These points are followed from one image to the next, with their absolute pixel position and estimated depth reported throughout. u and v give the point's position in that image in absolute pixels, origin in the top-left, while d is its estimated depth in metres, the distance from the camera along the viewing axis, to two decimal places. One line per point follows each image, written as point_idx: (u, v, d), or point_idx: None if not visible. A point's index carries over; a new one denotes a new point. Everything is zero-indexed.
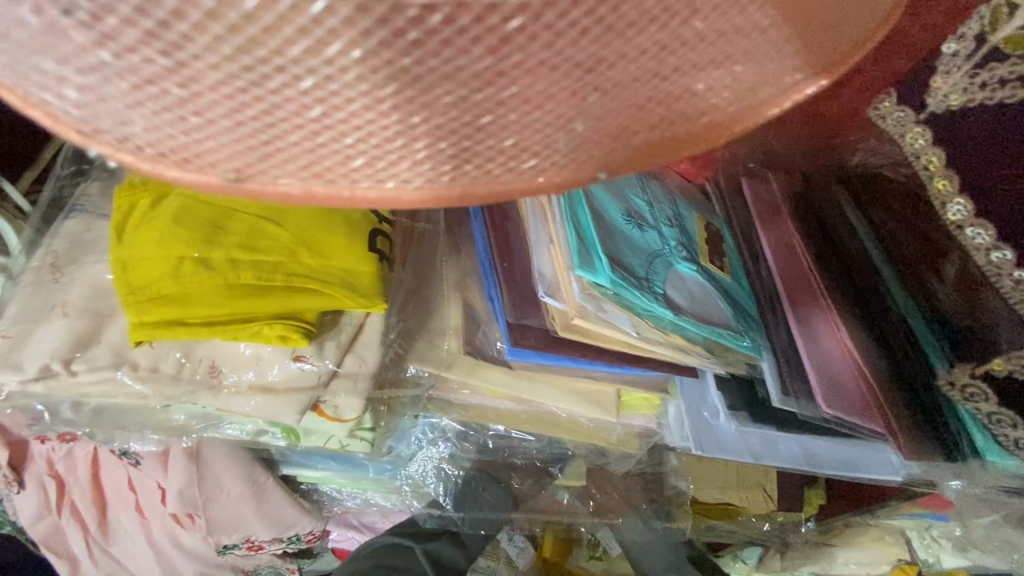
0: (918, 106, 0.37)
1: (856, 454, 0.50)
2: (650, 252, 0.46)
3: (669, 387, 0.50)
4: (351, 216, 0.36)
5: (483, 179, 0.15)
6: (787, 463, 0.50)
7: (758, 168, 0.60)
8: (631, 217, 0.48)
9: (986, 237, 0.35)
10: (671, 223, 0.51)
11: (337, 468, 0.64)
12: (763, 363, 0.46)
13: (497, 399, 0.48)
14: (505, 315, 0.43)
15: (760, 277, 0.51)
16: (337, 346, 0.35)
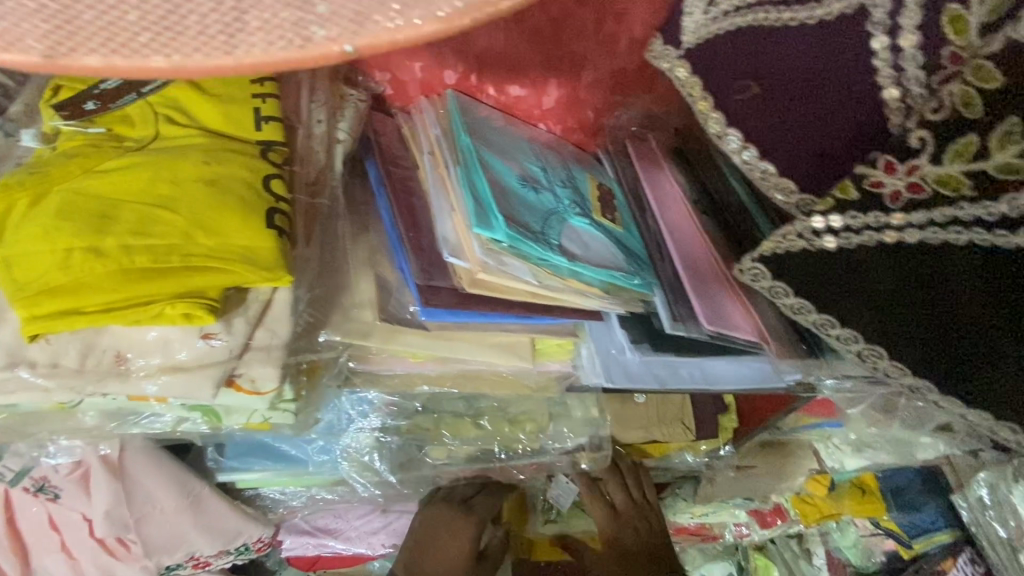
0: (678, 44, 0.38)
1: (743, 370, 0.57)
2: (545, 210, 0.51)
3: (578, 332, 0.55)
4: (245, 196, 0.37)
5: (235, 55, 0.19)
6: (687, 384, 0.56)
7: (641, 130, 0.64)
8: (525, 183, 0.53)
9: (737, 141, 0.35)
10: (564, 185, 0.56)
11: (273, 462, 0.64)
12: (654, 297, 0.51)
13: (420, 362, 0.51)
14: (415, 279, 0.46)
15: (647, 225, 0.55)
16: (245, 321, 0.36)
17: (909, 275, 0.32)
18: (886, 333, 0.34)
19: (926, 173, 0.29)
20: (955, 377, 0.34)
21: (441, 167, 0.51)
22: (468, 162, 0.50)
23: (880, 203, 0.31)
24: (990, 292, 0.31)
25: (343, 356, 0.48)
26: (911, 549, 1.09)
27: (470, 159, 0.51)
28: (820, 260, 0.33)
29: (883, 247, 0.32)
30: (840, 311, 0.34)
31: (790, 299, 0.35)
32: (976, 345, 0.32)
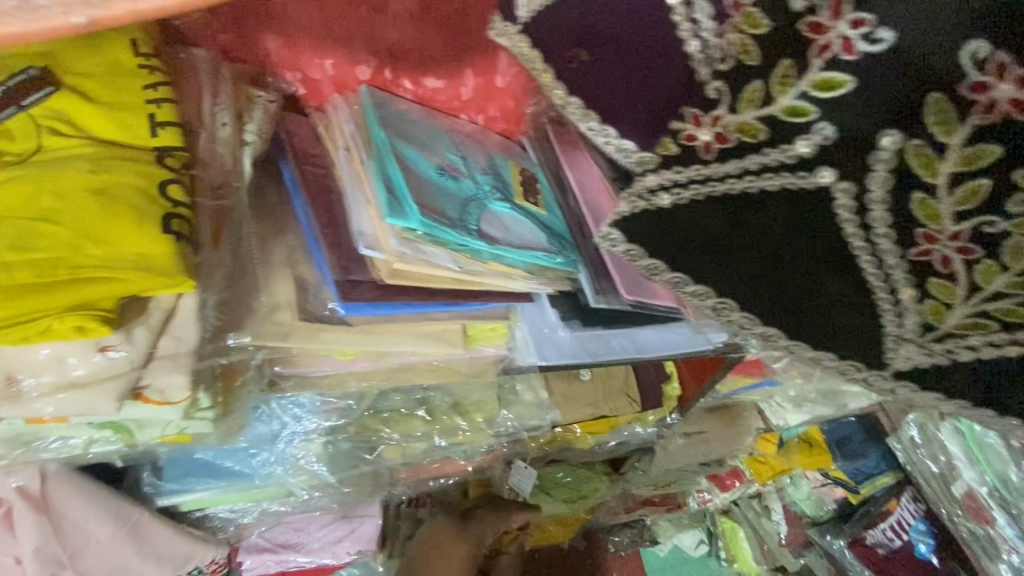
0: (513, 16, 0.39)
1: (672, 341, 0.58)
2: (463, 197, 0.51)
3: (508, 314, 0.56)
4: (136, 202, 0.36)
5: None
6: (620, 357, 0.57)
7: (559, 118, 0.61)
8: (443, 172, 0.53)
9: (579, 107, 0.39)
10: (485, 172, 0.57)
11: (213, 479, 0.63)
12: (580, 275, 0.52)
13: (350, 359, 0.52)
14: (332, 275, 0.46)
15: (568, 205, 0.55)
16: (147, 330, 0.35)
17: (733, 225, 0.36)
18: (728, 278, 0.38)
19: (727, 122, 0.33)
20: (793, 312, 0.37)
21: (356, 161, 0.50)
22: (380, 154, 0.50)
23: (697, 156, 0.35)
24: (803, 232, 0.34)
25: (260, 359, 0.48)
26: (858, 494, 1.20)
27: (382, 152, 0.51)
28: (656, 219, 0.38)
29: (706, 200, 0.36)
30: (686, 264, 0.39)
31: (643, 259, 0.40)
32: (802, 280, 0.36)
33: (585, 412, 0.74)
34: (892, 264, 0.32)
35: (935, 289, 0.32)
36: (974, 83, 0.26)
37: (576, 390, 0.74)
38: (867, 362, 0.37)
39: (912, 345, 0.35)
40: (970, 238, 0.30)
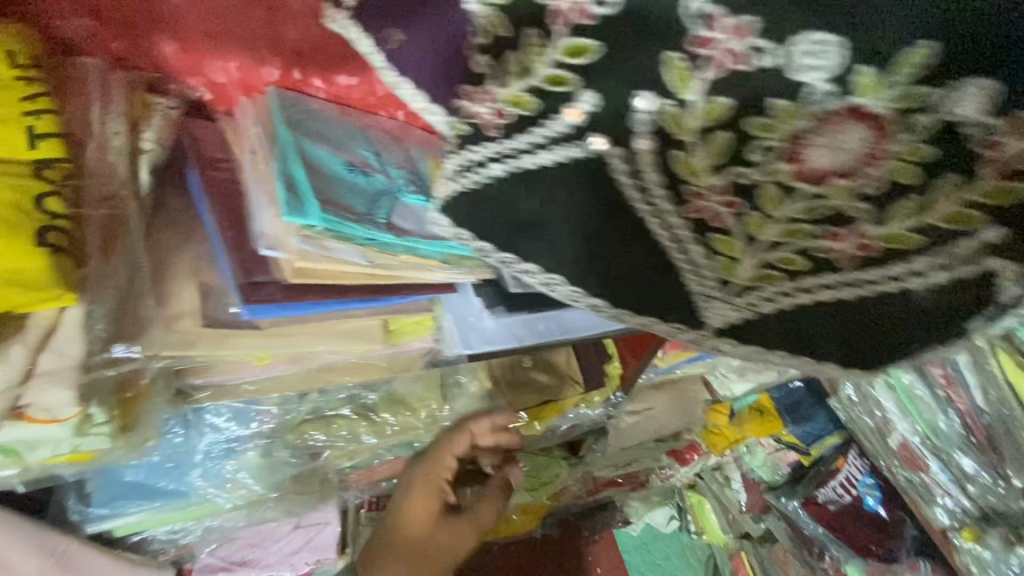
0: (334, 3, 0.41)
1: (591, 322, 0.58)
2: (375, 191, 0.49)
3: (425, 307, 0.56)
4: (10, 218, 0.37)
5: None
6: (535, 338, 0.58)
7: None
8: (354, 170, 0.50)
9: (401, 88, 0.40)
10: (405, 163, 0.52)
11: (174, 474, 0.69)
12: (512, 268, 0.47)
13: (263, 364, 0.54)
14: (234, 278, 0.46)
15: None
16: (24, 347, 0.38)
17: (543, 201, 0.39)
18: (552, 253, 0.42)
19: (505, 97, 0.36)
20: (614, 282, 0.42)
21: (259, 160, 0.49)
22: (282, 151, 0.48)
23: (485, 133, 0.38)
24: (605, 207, 0.38)
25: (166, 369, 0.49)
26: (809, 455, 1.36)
27: (286, 148, 0.49)
28: (475, 200, 0.41)
29: (513, 177, 0.39)
30: (510, 244, 0.42)
31: (472, 240, 0.43)
32: (613, 252, 0.41)
33: (533, 397, 0.80)
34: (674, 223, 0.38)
35: (716, 243, 0.38)
36: (696, 37, 0.30)
37: (524, 378, 0.80)
38: (688, 322, 0.44)
39: (714, 296, 0.41)
40: (729, 190, 0.35)
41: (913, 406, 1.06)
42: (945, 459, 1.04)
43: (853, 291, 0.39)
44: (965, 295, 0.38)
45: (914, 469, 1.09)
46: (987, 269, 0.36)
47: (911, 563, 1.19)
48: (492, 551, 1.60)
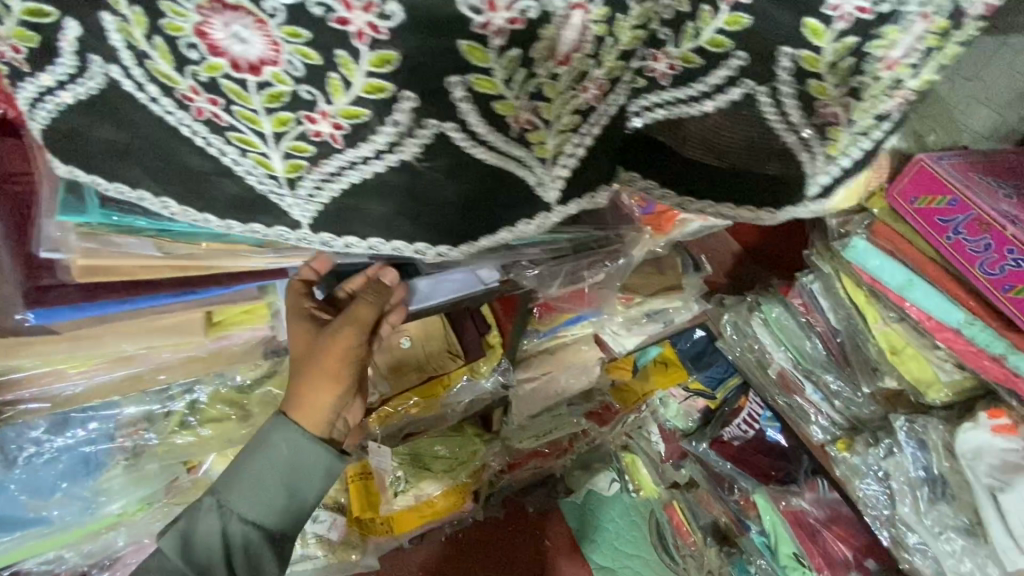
0: None
1: (490, 224, 0.56)
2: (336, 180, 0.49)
3: (313, 231, 0.53)
4: None
5: None
6: (426, 241, 0.55)
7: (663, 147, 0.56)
8: (240, 150, 0.48)
9: (203, 66, 0.43)
10: (367, 161, 0.48)
11: (204, 452, 0.96)
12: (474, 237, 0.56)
13: None
14: None
15: (478, 181, 0.51)
16: None
17: (375, 175, 0.49)
18: (372, 227, 0.53)
19: (328, 82, 0.42)
20: (464, 220, 0.55)
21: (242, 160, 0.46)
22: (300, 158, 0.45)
23: (332, 149, 0.47)
24: (443, 166, 0.49)
25: None
26: (716, 398, 1.89)
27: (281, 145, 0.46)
28: (317, 179, 0.49)
29: (341, 163, 0.48)
30: (345, 210, 0.51)
31: (303, 211, 0.52)
32: (443, 201, 0.52)
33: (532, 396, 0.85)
34: (498, 151, 0.49)
35: (529, 139, 0.50)
36: (478, 20, 0.40)
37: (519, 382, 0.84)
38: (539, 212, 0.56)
39: (549, 181, 0.54)
40: (530, 112, 0.48)
41: (787, 335, 1.43)
42: (815, 381, 1.39)
43: (684, 109, 0.51)
44: (744, 123, 0.52)
45: (790, 393, 1.45)
46: (743, 91, 0.49)
47: (808, 481, 1.62)
48: (444, 537, 2.22)
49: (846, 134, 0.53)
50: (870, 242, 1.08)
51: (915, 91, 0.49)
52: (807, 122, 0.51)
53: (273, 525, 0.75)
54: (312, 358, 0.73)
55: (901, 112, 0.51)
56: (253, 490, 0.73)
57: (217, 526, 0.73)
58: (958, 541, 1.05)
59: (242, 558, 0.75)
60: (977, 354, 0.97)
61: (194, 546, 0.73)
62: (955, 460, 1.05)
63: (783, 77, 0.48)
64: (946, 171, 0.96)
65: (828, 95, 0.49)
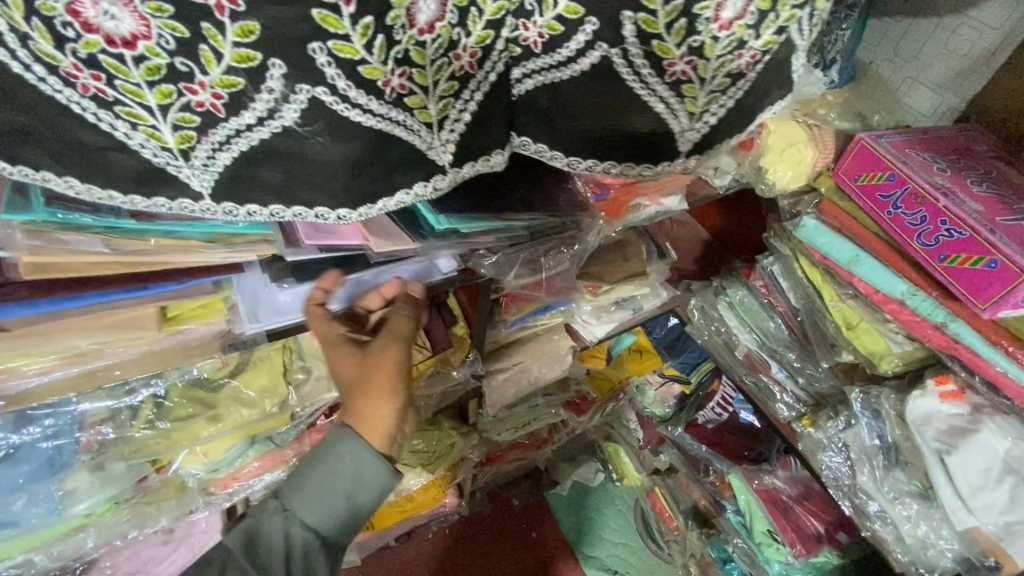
0: None
1: (390, 190, 0.57)
2: (229, 148, 0.49)
3: (216, 202, 0.53)
4: None
5: None
6: (325, 205, 0.55)
7: (548, 116, 0.60)
8: (129, 124, 0.46)
9: (77, 39, 0.41)
10: (257, 125, 0.48)
11: (174, 451, 0.96)
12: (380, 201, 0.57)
13: None
14: None
15: (372, 143, 0.52)
16: None
17: (266, 141, 0.49)
18: (275, 194, 0.53)
19: (200, 51, 0.43)
20: (358, 183, 0.55)
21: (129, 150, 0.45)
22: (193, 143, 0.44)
23: (217, 117, 0.47)
24: (333, 130, 0.50)
25: None
26: (690, 382, 1.90)
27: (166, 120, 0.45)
28: (209, 148, 0.49)
29: (230, 130, 0.48)
30: (243, 178, 0.52)
31: (202, 183, 0.51)
32: (331, 165, 0.52)
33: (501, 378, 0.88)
34: (377, 114, 0.51)
35: (409, 104, 0.52)
36: None
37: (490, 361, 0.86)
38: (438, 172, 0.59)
39: (439, 145, 0.56)
40: (401, 77, 0.50)
41: (752, 317, 1.46)
42: (779, 359, 1.42)
43: (558, 74, 0.56)
44: (612, 83, 0.57)
45: (756, 373, 1.48)
46: (599, 55, 0.55)
47: (780, 460, 1.68)
48: (431, 534, 2.22)
49: (703, 93, 0.60)
50: (819, 220, 1.13)
51: (760, 50, 0.58)
52: (662, 81, 0.58)
53: (334, 536, 0.74)
54: (361, 381, 0.76)
55: (755, 71, 0.60)
56: (320, 496, 0.72)
57: (281, 533, 0.70)
58: (914, 506, 1.09)
59: (301, 575, 0.70)
60: (921, 323, 1.01)
61: (258, 554, 0.68)
62: (906, 427, 1.08)
63: (630, 39, 0.54)
64: (885, 148, 1.00)
65: (673, 53, 0.56)
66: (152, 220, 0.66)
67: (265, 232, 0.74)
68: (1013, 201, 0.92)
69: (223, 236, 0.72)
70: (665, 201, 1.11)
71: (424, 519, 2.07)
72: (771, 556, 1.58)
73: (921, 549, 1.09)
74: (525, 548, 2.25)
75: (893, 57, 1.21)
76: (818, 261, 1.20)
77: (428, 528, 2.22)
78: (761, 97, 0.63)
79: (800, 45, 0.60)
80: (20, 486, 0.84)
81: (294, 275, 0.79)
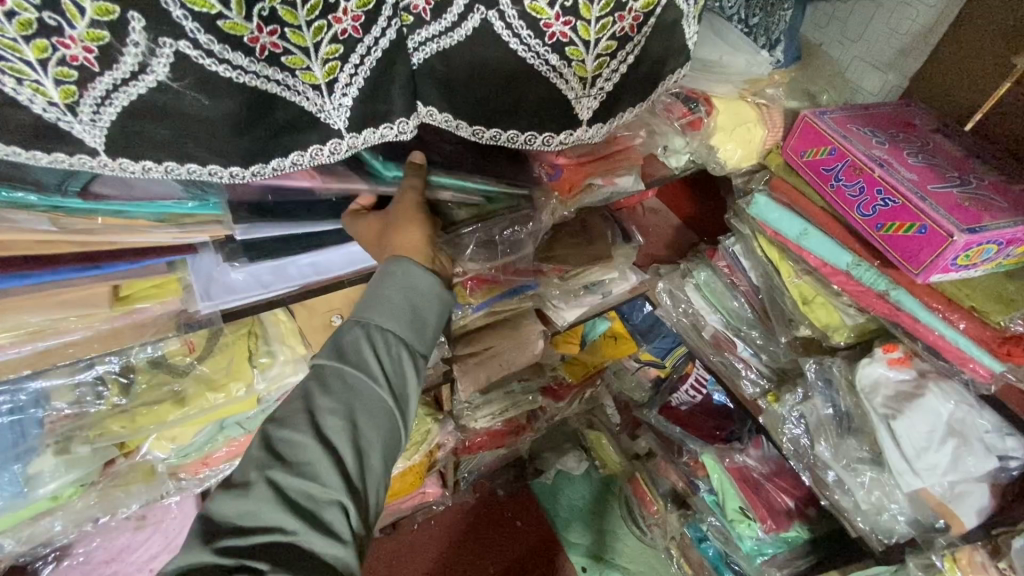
0: None
1: (283, 149, 0.58)
2: (117, 104, 0.49)
3: (112, 156, 0.52)
4: None
5: None
6: (217, 163, 0.55)
7: (446, 83, 0.63)
8: (8, 77, 0.45)
9: None
10: (140, 80, 0.48)
11: (138, 432, 0.98)
12: (276, 159, 0.58)
13: None
14: None
15: (259, 99, 0.54)
16: None
17: (151, 96, 0.49)
18: (169, 151, 0.53)
19: (66, 4, 0.43)
20: (245, 141, 0.55)
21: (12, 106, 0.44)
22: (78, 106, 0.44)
23: (95, 72, 0.46)
24: (214, 89, 0.51)
25: None
26: (665, 366, 1.88)
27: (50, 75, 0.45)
28: (96, 102, 0.48)
29: (113, 85, 0.48)
30: (133, 134, 0.51)
31: (95, 138, 0.50)
32: (214, 122, 0.53)
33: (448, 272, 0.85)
34: (250, 72, 0.52)
35: (288, 64, 0.53)
36: None
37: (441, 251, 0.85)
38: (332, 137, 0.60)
39: (332, 108, 0.58)
40: (276, 38, 0.51)
41: (717, 297, 1.49)
42: (744, 337, 1.45)
43: (450, 38, 0.59)
44: (495, 48, 0.60)
45: (723, 352, 1.51)
46: (479, 18, 0.59)
47: (752, 438, 1.69)
48: (416, 525, 2.25)
49: (589, 57, 0.63)
50: (770, 197, 1.16)
51: (641, 12, 0.63)
52: (542, 43, 0.61)
53: (413, 341, 0.79)
54: (390, 229, 0.79)
55: (643, 32, 0.65)
56: (391, 308, 0.77)
57: (364, 339, 0.75)
58: (868, 475, 1.12)
59: (393, 372, 0.76)
60: (866, 292, 1.04)
61: (347, 348, 0.74)
62: (856, 395, 1.12)
63: (505, 3, 0.58)
64: (827, 124, 1.02)
65: (547, 14, 0.59)
66: (99, 200, 0.68)
67: (216, 212, 0.76)
68: (948, 169, 0.96)
69: (174, 216, 0.74)
70: (618, 180, 1.11)
71: (407, 510, 2.09)
72: (742, 532, 1.63)
73: (876, 513, 1.13)
74: (510, 535, 2.27)
75: (841, 38, 1.24)
76: (773, 238, 1.22)
77: (414, 519, 2.25)
78: (655, 64, 0.70)
79: (687, 12, 0.68)
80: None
81: (246, 255, 0.81)
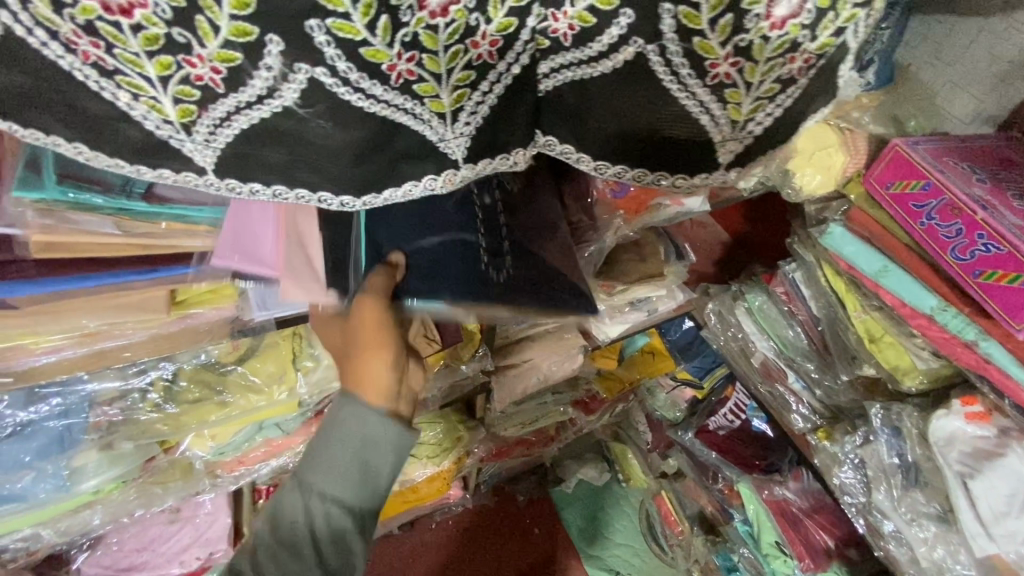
0: None
1: (398, 179, 0.54)
2: (233, 124, 0.46)
3: (220, 177, 0.49)
4: None
5: None
6: (328, 190, 0.52)
7: (575, 112, 0.56)
8: (128, 94, 0.44)
9: None
10: (268, 104, 0.46)
11: (180, 432, 0.97)
12: (388, 189, 0.54)
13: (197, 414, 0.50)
14: None
15: (382, 126, 0.50)
16: None
17: (276, 120, 0.47)
18: (281, 173, 0.50)
19: (200, 21, 0.41)
20: (362, 170, 0.52)
21: None
22: None
23: (216, 92, 0.44)
24: (337, 116, 0.48)
25: None
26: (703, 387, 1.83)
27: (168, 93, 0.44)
28: (218, 122, 0.46)
29: (239, 107, 0.45)
30: (245, 155, 0.48)
31: (208, 157, 0.48)
32: (334, 150, 0.49)
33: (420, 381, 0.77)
34: (382, 100, 0.48)
35: (420, 91, 0.49)
36: None
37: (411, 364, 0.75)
38: (447, 167, 0.54)
39: (453, 137, 0.53)
40: (413, 63, 0.47)
41: (770, 324, 1.42)
42: (797, 369, 1.38)
43: (594, 68, 0.52)
44: (639, 79, 0.53)
45: (773, 382, 1.44)
46: (634, 50, 0.51)
47: (792, 471, 1.62)
48: (434, 525, 2.22)
49: (747, 100, 0.56)
50: (847, 228, 1.09)
51: (814, 54, 0.54)
52: (702, 84, 0.54)
53: (358, 503, 0.69)
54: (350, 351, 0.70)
55: (807, 77, 0.55)
56: (331, 472, 0.67)
57: (301, 506, 0.68)
58: (932, 530, 1.06)
59: (331, 540, 0.69)
60: (949, 341, 0.96)
61: (284, 515, 0.69)
62: (928, 447, 1.05)
63: (668, 35, 0.50)
64: (922, 156, 0.95)
65: (716, 53, 0.52)
66: (163, 204, 0.63)
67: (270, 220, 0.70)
68: None
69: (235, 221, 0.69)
70: (686, 202, 1.05)
71: (426, 510, 2.06)
72: (777, 568, 1.58)
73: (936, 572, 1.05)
74: (524, 542, 2.26)
75: (933, 59, 1.16)
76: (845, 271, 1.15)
77: (432, 518, 2.21)
78: (805, 106, 0.58)
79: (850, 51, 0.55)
80: (28, 462, 0.85)
81: None
